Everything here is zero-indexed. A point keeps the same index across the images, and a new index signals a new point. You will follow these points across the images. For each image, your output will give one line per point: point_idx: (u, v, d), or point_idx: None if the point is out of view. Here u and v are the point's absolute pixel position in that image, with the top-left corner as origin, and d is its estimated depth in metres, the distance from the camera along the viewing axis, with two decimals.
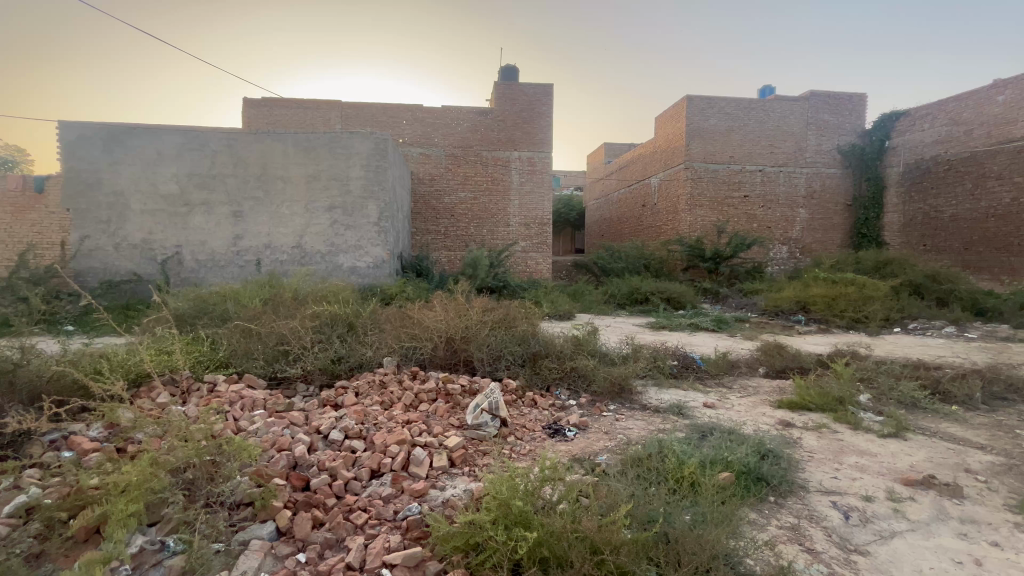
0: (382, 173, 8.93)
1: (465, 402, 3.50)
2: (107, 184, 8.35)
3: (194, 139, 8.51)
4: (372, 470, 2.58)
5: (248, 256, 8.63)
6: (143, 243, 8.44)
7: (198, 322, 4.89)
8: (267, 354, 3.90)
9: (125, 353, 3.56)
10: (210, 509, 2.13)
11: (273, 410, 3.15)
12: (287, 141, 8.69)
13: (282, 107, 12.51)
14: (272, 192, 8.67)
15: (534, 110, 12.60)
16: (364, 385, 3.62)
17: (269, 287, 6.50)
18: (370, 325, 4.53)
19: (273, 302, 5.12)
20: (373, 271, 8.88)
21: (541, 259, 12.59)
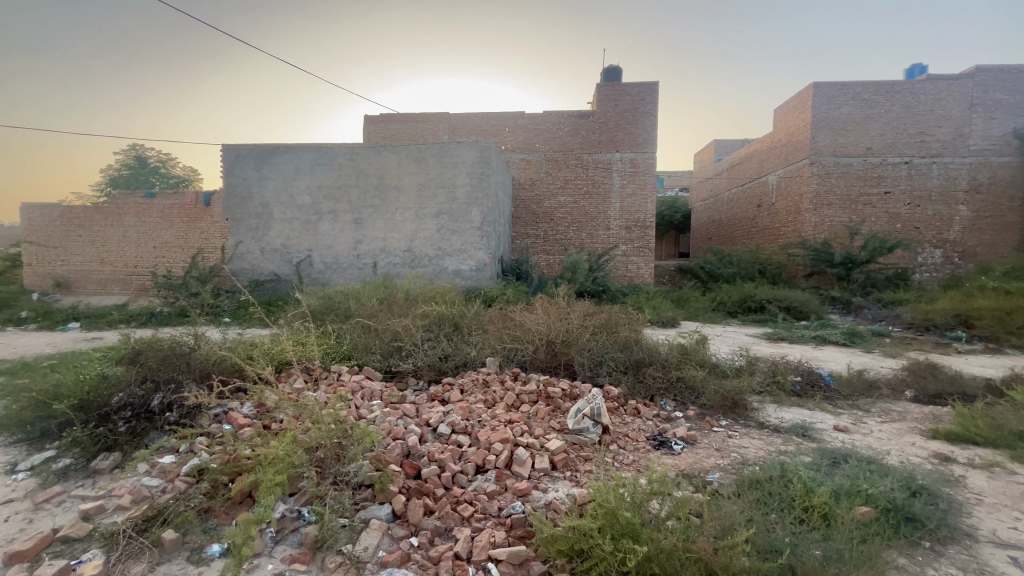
0: (485, 179, 9.26)
1: (566, 406, 3.49)
2: (257, 197, 9.71)
3: (324, 155, 9.55)
4: (477, 465, 2.67)
5: (367, 259, 9.47)
6: (283, 247, 9.66)
7: (326, 317, 5.47)
8: (383, 349, 4.24)
9: (270, 342, 4.09)
10: (337, 487, 2.36)
11: (388, 401, 3.41)
12: (401, 153, 9.39)
13: (397, 121, 13.57)
14: (388, 201, 9.42)
15: (637, 109, 12.26)
16: (468, 383, 3.77)
17: (385, 287, 7.07)
18: (474, 325, 4.70)
19: (388, 302, 5.55)
20: (476, 274, 9.24)
21: (643, 263, 12.17)
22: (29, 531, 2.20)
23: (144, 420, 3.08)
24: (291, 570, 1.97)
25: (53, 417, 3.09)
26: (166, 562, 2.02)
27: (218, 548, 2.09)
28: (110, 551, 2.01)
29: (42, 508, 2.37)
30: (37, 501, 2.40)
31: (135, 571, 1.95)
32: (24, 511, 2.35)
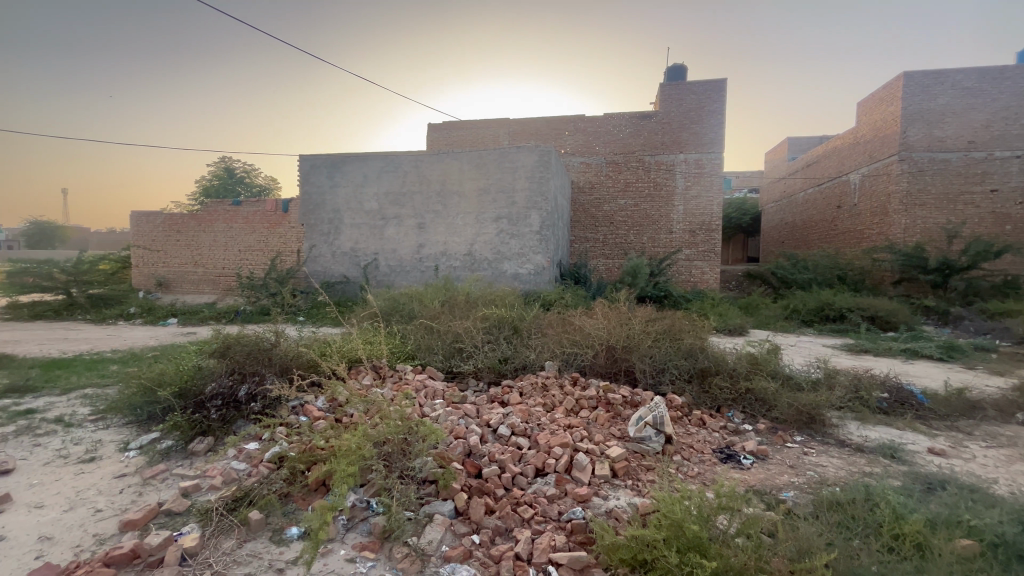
0: (545, 183, 9.28)
1: (626, 413, 3.42)
2: (329, 204, 10.33)
3: (391, 163, 9.99)
4: (537, 468, 2.69)
5: (429, 262, 9.79)
6: (352, 251, 10.20)
7: (391, 317, 5.72)
8: (445, 350, 4.37)
9: (341, 340, 4.34)
10: (403, 481, 2.46)
11: (450, 400, 3.51)
12: (463, 159, 9.63)
13: (459, 128, 13.94)
14: (450, 206, 9.69)
15: (703, 108, 11.81)
16: (527, 386, 3.79)
17: (446, 290, 7.28)
18: (533, 328, 4.72)
19: (449, 304, 5.71)
20: (534, 278, 9.28)
21: (707, 267, 11.69)
22: (138, 503, 2.47)
23: (232, 408, 3.37)
24: (361, 557, 2.08)
25: (158, 403, 3.45)
26: (251, 539, 2.20)
27: (296, 531, 2.24)
28: (205, 526, 2.22)
29: (149, 483, 2.66)
30: (145, 477, 2.70)
31: (226, 546, 2.14)
32: (135, 485, 2.64)
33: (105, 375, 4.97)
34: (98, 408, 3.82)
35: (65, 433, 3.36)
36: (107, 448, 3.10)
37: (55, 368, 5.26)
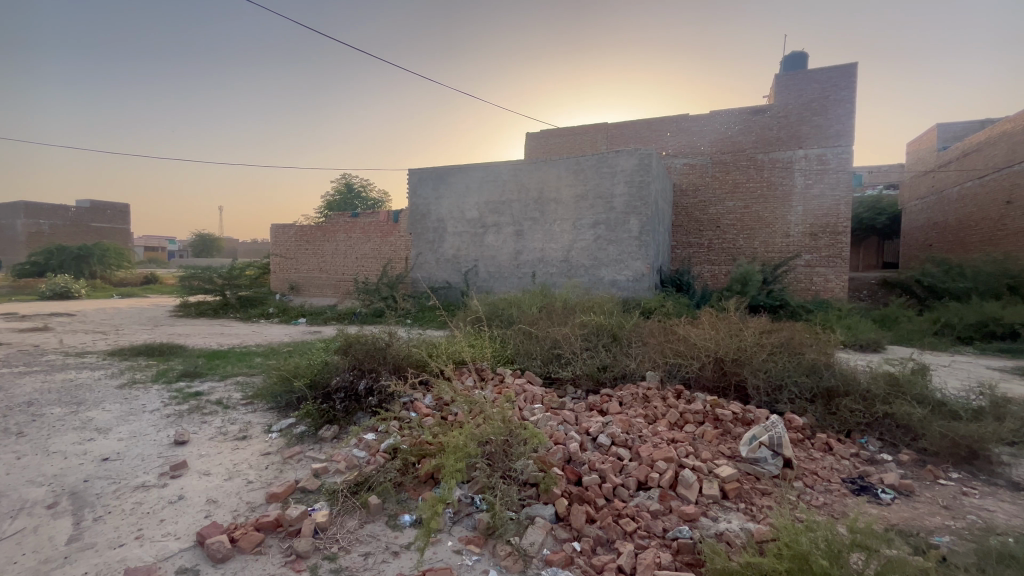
0: (645, 188, 8.98)
1: (738, 431, 3.18)
2: (434, 214, 11.00)
3: (491, 173, 10.36)
4: (640, 481, 2.61)
5: (526, 268, 9.98)
6: (454, 258, 10.76)
7: (492, 321, 5.92)
8: (543, 356, 4.42)
9: (446, 342, 4.59)
10: (506, 481, 2.54)
11: (549, 406, 3.54)
12: (561, 166, 9.68)
13: (557, 136, 14.06)
14: (547, 213, 9.79)
15: (826, 99, 10.69)
16: (628, 396, 3.69)
17: (544, 296, 7.37)
18: (634, 337, 4.58)
19: (548, 310, 5.75)
20: (633, 285, 9.01)
21: (832, 275, 10.49)
22: (279, 479, 2.83)
23: (354, 401, 3.72)
24: (467, 550, 2.19)
25: (293, 392, 3.94)
26: (371, 521, 2.42)
27: (409, 519, 2.42)
28: (332, 505, 2.48)
29: (288, 462, 3.05)
30: (285, 457, 3.09)
31: (350, 525, 2.37)
32: (278, 463, 3.04)
33: (253, 365, 5.79)
34: (248, 394, 4.46)
35: (224, 413, 3.97)
36: (255, 428, 3.61)
37: (215, 358, 6.24)
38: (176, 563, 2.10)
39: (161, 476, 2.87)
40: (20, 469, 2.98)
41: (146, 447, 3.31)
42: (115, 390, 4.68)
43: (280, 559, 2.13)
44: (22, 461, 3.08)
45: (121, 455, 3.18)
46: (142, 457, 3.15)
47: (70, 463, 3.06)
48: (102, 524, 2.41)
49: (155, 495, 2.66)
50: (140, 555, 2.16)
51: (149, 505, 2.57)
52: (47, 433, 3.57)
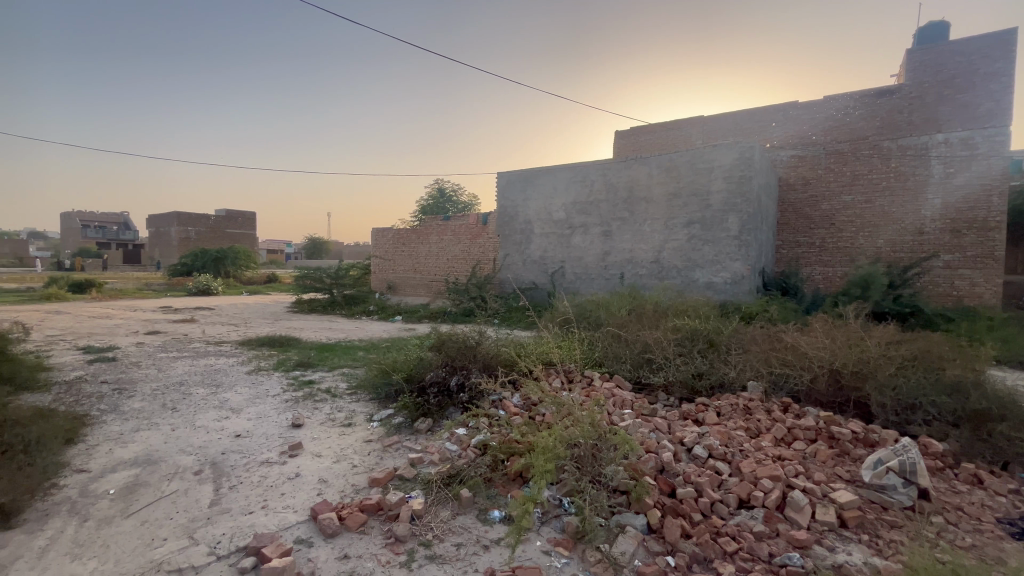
0: (745, 183, 8.34)
1: (858, 453, 2.84)
2: (522, 215, 11.16)
3: (579, 173, 10.26)
4: (741, 498, 2.43)
5: (614, 269, 9.77)
6: (540, 259, 10.84)
7: (580, 323, 5.87)
8: (633, 360, 4.29)
9: (534, 343, 4.62)
10: (596, 486, 2.49)
11: (639, 412, 3.42)
12: (652, 164, 9.32)
13: (648, 132, 13.60)
14: (637, 212, 9.49)
15: (974, 73, 9.21)
16: (726, 406, 3.45)
17: (633, 298, 7.15)
18: (733, 343, 4.27)
19: (637, 313, 5.57)
20: (731, 288, 8.41)
21: (979, 278, 8.99)
22: (380, 465, 3.04)
23: (446, 396, 3.86)
24: (556, 552, 2.19)
25: (391, 385, 4.21)
26: (462, 513, 2.51)
27: (499, 514, 2.48)
28: (427, 494, 2.61)
29: (388, 450, 3.26)
30: (385, 444, 3.31)
31: (443, 514, 2.48)
32: (379, 450, 3.27)
33: (356, 358, 6.30)
34: (352, 384, 4.85)
35: (332, 401, 4.35)
36: (358, 417, 3.91)
37: (324, 350, 6.87)
38: (295, 534, 2.34)
39: (281, 454, 3.22)
40: (174, 439, 3.50)
41: (269, 427, 3.73)
42: (245, 376, 5.33)
43: (381, 541, 2.28)
44: (176, 432, 3.61)
45: (249, 433, 3.62)
46: (266, 436, 3.55)
47: (211, 437, 3.54)
48: (235, 493, 2.74)
49: (277, 471, 2.99)
50: (265, 523, 2.43)
51: (272, 479, 2.89)
52: (193, 410, 4.16)
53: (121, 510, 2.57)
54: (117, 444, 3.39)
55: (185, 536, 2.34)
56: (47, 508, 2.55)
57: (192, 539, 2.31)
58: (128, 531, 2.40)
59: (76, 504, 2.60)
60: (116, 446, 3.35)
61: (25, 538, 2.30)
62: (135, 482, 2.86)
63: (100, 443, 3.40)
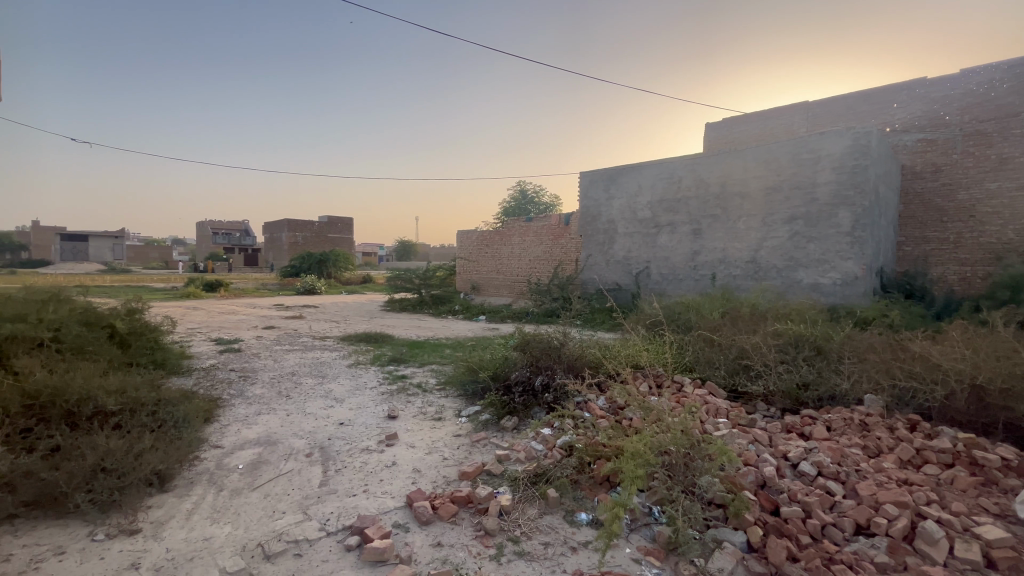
0: (860, 173, 7.47)
1: (1010, 483, 2.43)
2: (605, 215, 10.96)
3: (665, 170, 9.86)
4: (857, 523, 2.20)
5: (705, 270, 9.27)
6: (624, 259, 10.58)
7: (667, 325, 5.64)
8: (728, 366, 4.04)
9: (619, 346, 4.52)
10: (688, 496, 2.39)
11: (736, 422, 3.21)
12: (749, 157, 8.69)
13: (743, 123, 12.74)
14: (731, 208, 8.91)
15: None
16: (838, 420, 3.13)
17: (727, 300, 6.73)
18: (847, 351, 3.85)
19: (732, 316, 5.22)
20: (842, 289, 7.60)
21: None
22: (469, 459, 3.15)
23: (531, 395, 3.91)
24: (646, 561, 2.13)
25: (478, 382, 4.34)
26: (549, 513, 2.52)
27: (586, 517, 2.47)
28: (514, 491, 2.66)
29: (476, 445, 3.37)
30: (473, 440, 3.42)
31: (530, 513, 2.51)
32: (467, 444, 3.39)
33: (444, 355, 6.58)
34: (441, 380, 5.09)
35: (423, 395, 4.59)
36: (448, 412, 4.08)
37: (415, 347, 7.26)
38: (392, 518, 2.49)
39: (379, 443, 3.45)
40: (289, 423, 3.90)
41: (368, 417, 4.02)
42: (346, 369, 5.80)
43: (471, 533, 2.36)
44: (290, 417, 4.02)
45: (351, 422, 3.92)
46: (365, 425, 3.83)
47: (319, 423, 3.89)
48: (340, 476, 2.99)
49: (376, 458, 3.22)
50: (366, 505, 2.62)
51: (372, 466, 3.11)
52: (304, 397, 4.61)
53: (248, 483, 2.91)
54: (244, 425, 3.85)
55: (300, 511, 2.59)
56: (192, 477, 2.97)
57: (306, 514, 2.56)
58: (253, 502, 2.71)
59: (214, 475, 2.99)
60: (243, 426, 3.80)
61: (177, 500, 2.70)
62: (258, 460, 3.23)
63: (231, 423, 3.88)
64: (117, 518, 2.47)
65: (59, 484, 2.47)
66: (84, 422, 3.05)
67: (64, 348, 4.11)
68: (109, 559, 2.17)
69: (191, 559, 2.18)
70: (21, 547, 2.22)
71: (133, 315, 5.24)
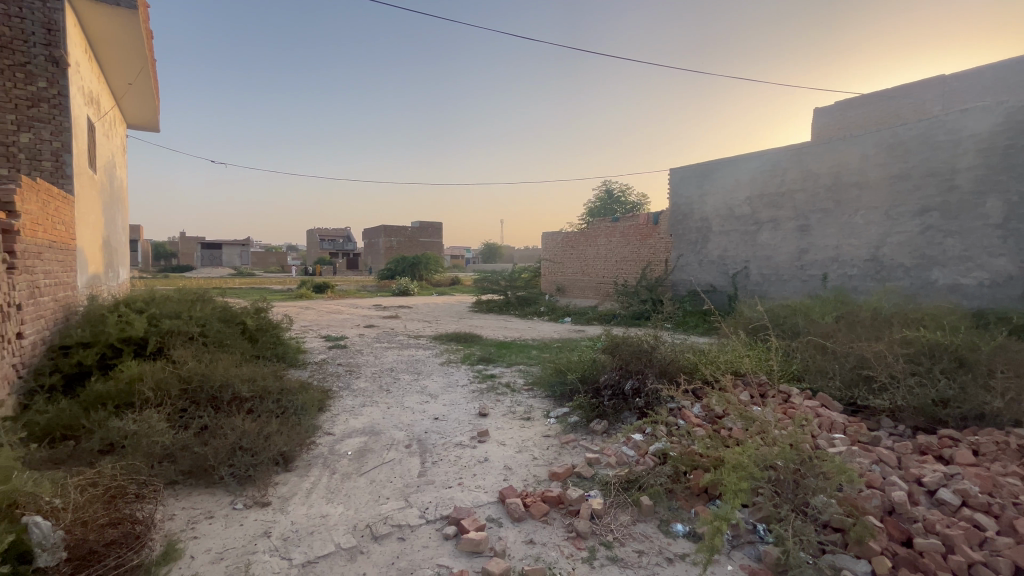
0: (1015, 155, 6.33)
1: None
2: (698, 212, 10.41)
3: (767, 161, 9.13)
4: (1016, 565, 1.88)
5: (814, 270, 8.44)
6: (719, 259, 9.97)
7: (771, 330, 5.22)
8: (845, 377, 3.64)
9: (716, 352, 4.28)
10: (799, 516, 2.20)
11: (855, 439, 2.89)
12: (868, 142, 7.76)
13: (857, 106, 11.16)
14: (845, 201, 8.03)
15: None
16: (988, 444, 2.69)
17: (841, 303, 6.08)
18: (999, 365, 3.29)
19: (848, 320, 4.70)
20: (990, 292, 6.51)
21: None
22: (559, 460, 3.17)
23: (621, 399, 3.82)
24: None
25: (566, 384, 4.35)
26: (643, 521, 2.46)
27: (683, 529, 2.37)
28: (606, 496, 2.63)
29: (565, 447, 3.38)
30: (562, 441, 3.43)
31: (623, 519, 2.47)
32: (556, 445, 3.41)
33: (530, 356, 6.67)
34: (529, 380, 5.17)
35: (512, 394, 4.70)
36: (536, 412, 4.13)
37: (502, 347, 7.44)
38: (486, 512, 2.58)
39: (471, 439, 3.59)
40: (390, 415, 4.20)
41: (460, 414, 4.20)
42: (439, 366, 6.10)
43: (563, 533, 2.38)
44: (391, 410, 4.32)
45: (445, 417, 4.12)
46: (458, 421, 4.00)
47: (416, 417, 4.13)
48: (437, 468, 3.16)
49: (469, 453, 3.35)
50: (461, 498, 2.74)
51: (466, 460, 3.24)
52: (402, 392, 4.93)
53: (356, 468, 3.18)
54: (351, 415, 4.21)
55: (401, 498, 2.78)
56: (310, 459, 3.30)
57: (407, 501, 2.74)
58: (361, 486, 2.95)
59: (328, 459, 3.31)
60: (351, 416, 4.16)
61: (298, 479, 3.02)
62: (364, 448, 3.51)
63: (340, 413, 4.26)
64: (252, 491, 2.83)
65: (208, 458, 2.88)
66: (224, 406, 3.53)
67: (208, 341, 4.78)
68: (247, 526, 2.49)
69: (312, 533, 2.43)
70: (181, 509, 2.61)
71: (260, 313, 5.98)
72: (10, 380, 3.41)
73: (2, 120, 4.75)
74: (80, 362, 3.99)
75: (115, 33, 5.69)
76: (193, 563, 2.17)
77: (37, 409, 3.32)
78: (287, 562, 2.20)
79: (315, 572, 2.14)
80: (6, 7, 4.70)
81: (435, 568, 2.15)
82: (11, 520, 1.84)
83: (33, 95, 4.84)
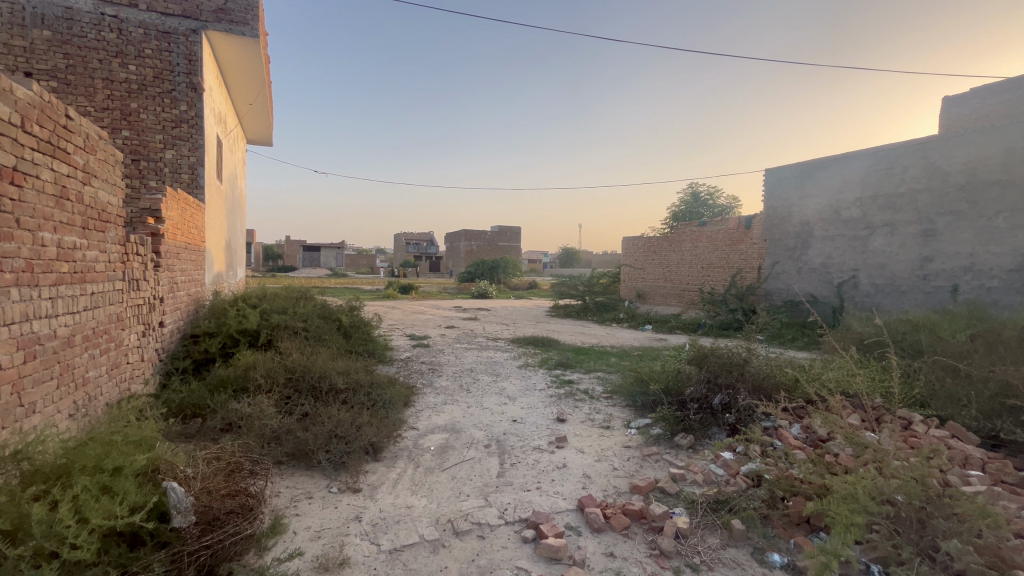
0: None
1: None
2: (797, 216, 9.57)
3: (882, 158, 8.18)
4: None
5: (940, 280, 7.41)
6: (823, 267, 9.08)
7: (886, 349, 4.66)
8: (983, 406, 3.15)
9: (819, 369, 3.92)
10: (926, 562, 1.92)
11: (997, 478, 2.50)
12: (1015, 133, 6.67)
13: (1002, 91, 9.32)
14: (983, 202, 6.98)
15: None
16: None
17: (976, 319, 5.29)
18: None
19: (986, 339, 4.05)
20: None
21: None
22: (640, 473, 3.05)
23: (709, 414, 3.59)
24: None
25: (649, 394, 4.19)
26: (734, 546, 2.30)
27: (780, 560, 2.18)
28: (692, 515, 2.49)
29: (647, 460, 3.25)
30: (643, 454, 3.31)
31: (711, 542, 2.32)
32: (637, 457, 3.29)
33: (609, 363, 6.51)
34: (608, 388, 5.04)
35: (590, 402, 4.60)
36: (616, 421, 4.02)
37: (579, 353, 7.33)
38: (564, 519, 2.55)
39: (550, 444, 3.58)
40: (470, 414, 4.31)
41: (538, 418, 4.19)
42: (517, 369, 6.16)
43: (645, 549, 2.28)
44: (470, 409, 4.44)
45: (523, 420, 4.15)
46: (536, 425, 4.01)
47: (494, 418, 4.20)
48: (516, 470, 3.18)
49: (547, 458, 3.34)
50: (540, 502, 2.74)
51: (544, 464, 3.24)
52: (481, 393, 5.03)
53: (438, 464, 3.29)
54: (434, 412, 4.38)
55: (481, 497, 2.83)
56: (397, 451, 3.48)
57: (487, 500, 2.79)
58: (443, 481, 3.05)
59: (412, 452, 3.46)
60: (433, 413, 4.32)
61: (386, 469, 3.19)
62: (446, 444, 3.62)
63: (423, 409, 4.44)
64: (345, 476, 3.03)
65: (308, 443, 3.14)
66: (323, 395, 3.84)
67: (309, 335, 5.21)
68: (341, 509, 2.67)
69: (398, 522, 2.56)
70: (286, 488, 2.86)
71: (354, 310, 6.46)
72: (154, 362, 3.97)
73: (152, 139, 5.58)
74: (207, 351, 4.56)
75: (240, 60, 6.44)
76: (296, 539, 2.38)
77: (174, 388, 3.84)
78: (376, 547, 2.33)
79: (401, 560, 2.24)
80: (158, 43, 5.50)
81: (513, 569, 2.16)
82: (155, 484, 2.14)
83: (176, 117, 5.63)
